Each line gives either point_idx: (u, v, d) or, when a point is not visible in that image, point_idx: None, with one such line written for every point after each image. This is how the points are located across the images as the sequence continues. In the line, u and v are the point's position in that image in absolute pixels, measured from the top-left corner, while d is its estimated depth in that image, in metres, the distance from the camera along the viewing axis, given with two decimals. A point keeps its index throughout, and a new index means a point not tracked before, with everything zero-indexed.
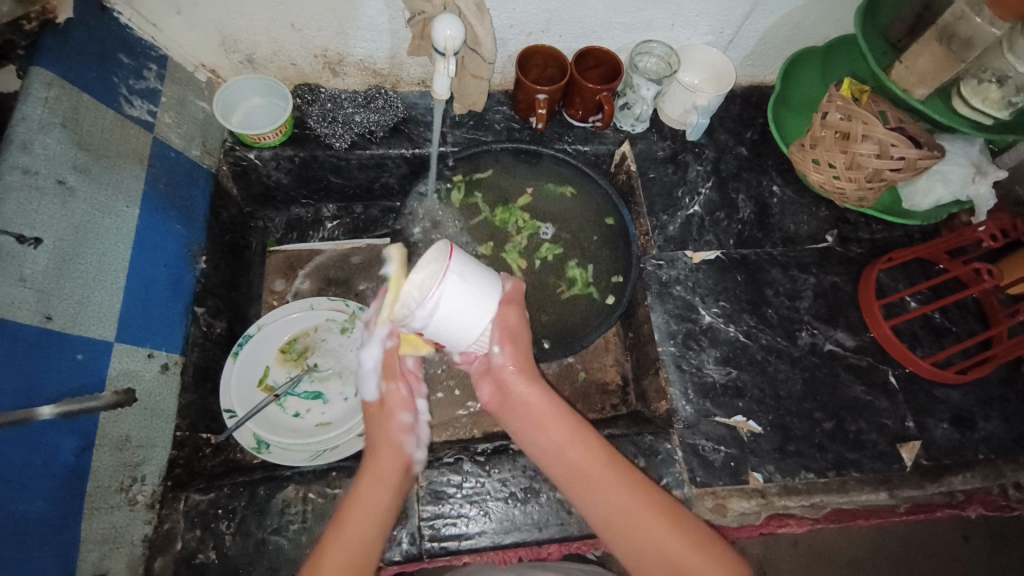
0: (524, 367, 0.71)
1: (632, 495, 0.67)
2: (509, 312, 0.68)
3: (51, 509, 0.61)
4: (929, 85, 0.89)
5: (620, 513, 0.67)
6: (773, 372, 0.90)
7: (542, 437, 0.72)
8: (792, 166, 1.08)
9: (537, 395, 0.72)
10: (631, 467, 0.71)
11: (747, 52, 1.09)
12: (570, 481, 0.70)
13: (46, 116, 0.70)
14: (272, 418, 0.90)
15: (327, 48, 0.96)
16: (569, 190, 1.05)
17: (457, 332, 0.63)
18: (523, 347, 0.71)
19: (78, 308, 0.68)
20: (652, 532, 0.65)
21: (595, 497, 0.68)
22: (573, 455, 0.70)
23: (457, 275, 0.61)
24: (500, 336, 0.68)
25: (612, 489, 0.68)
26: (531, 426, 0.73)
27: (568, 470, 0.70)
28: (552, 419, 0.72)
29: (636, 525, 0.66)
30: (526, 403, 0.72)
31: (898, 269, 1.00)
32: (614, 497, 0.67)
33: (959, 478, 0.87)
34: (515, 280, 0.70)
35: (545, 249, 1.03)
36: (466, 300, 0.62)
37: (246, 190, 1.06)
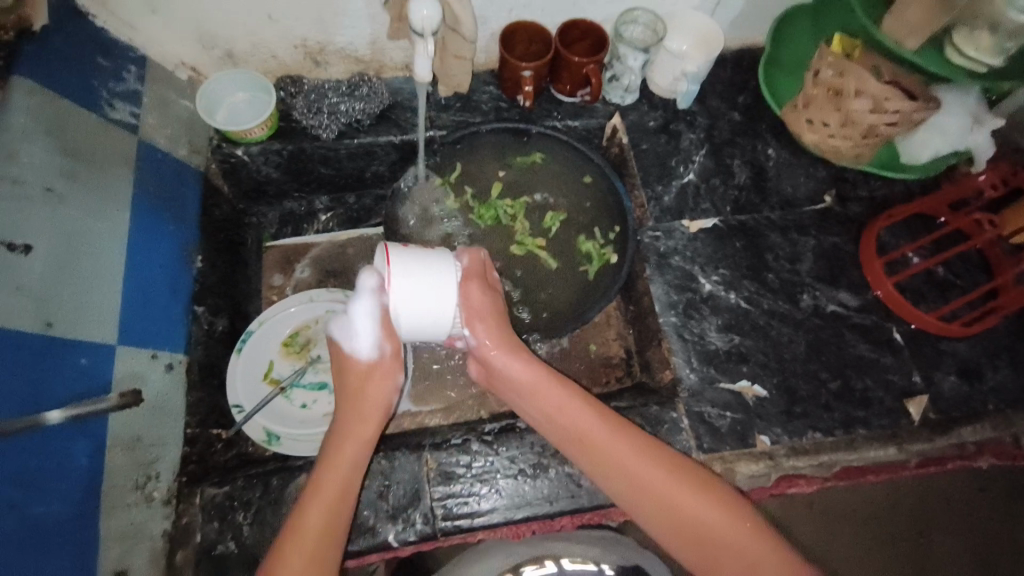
0: (503, 340, 0.73)
1: (637, 453, 0.69)
2: (472, 287, 0.71)
3: (68, 511, 0.62)
4: (921, 35, 0.86)
5: (628, 472, 0.68)
6: (775, 335, 0.90)
7: (533, 406, 0.74)
8: (786, 128, 1.06)
9: (522, 366, 0.73)
10: (633, 427, 0.71)
11: (735, 14, 1.07)
12: (569, 445, 0.71)
13: (28, 125, 0.70)
14: (280, 410, 0.91)
15: (308, 37, 0.95)
16: (562, 166, 1.04)
17: (427, 323, 0.69)
18: (495, 324, 0.73)
19: (78, 313, 0.69)
20: (661, 489, 0.67)
21: (598, 459, 0.69)
22: (570, 420, 0.71)
23: (401, 271, 0.67)
24: (467, 316, 0.71)
25: (615, 452, 0.69)
26: (520, 396, 0.74)
27: (565, 435, 0.71)
28: (540, 387, 0.73)
29: (644, 482, 0.67)
30: (511, 377, 0.74)
31: (900, 225, 0.99)
32: (618, 458, 0.68)
33: (968, 429, 0.87)
34: (470, 252, 0.73)
35: (546, 228, 1.03)
36: (415, 287, 0.67)
37: (238, 188, 1.06)
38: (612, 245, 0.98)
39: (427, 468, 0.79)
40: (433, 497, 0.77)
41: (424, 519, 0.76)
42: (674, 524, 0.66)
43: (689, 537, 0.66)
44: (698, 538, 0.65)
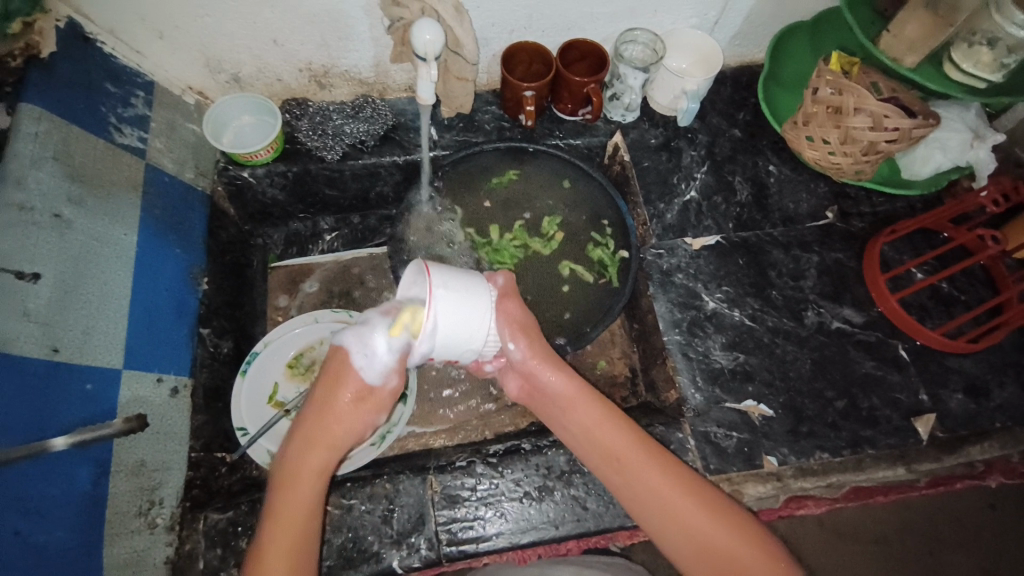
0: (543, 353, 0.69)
1: (667, 475, 0.67)
2: (511, 307, 0.67)
3: (71, 539, 0.62)
4: (919, 52, 0.88)
5: (658, 494, 0.66)
6: (780, 353, 0.89)
7: (573, 424, 0.71)
8: (787, 144, 1.07)
9: (565, 380, 0.70)
10: (664, 449, 0.70)
11: (734, 32, 1.08)
12: (602, 462, 0.69)
13: (37, 151, 0.70)
14: (284, 433, 0.91)
15: (312, 61, 0.96)
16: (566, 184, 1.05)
17: (466, 341, 0.63)
18: (536, 336, 0.69)
19: (84, 338, 0.69)
20: (685, 513, 0.65)
21: (630, 478, 0.68)
22: (606, 438, 0.69)
23: (441, 285, 0.61)
24: (511, 330, 0.66)
25: (644, 471, 0.67)
26: (561, 409, 0.71)
27: (600, 452, 0.69)
28: (584, 403, 0.70)
29: (672, 507, 0.66)
30: (555, 391, 0.71)
31: (903, 241, 0.99)
32: (649, 480, 0.67)
33: (976, 448, 0.86)
34: (505, 272, 0.69)
35: (549, 239, 1.03)
36: (462, 301, 0.62)
37: (243, 209, 1.07)
38: (619, 244, 0.99)
39: (432, 492, 0.78)
40: (438, 521, 0.77)
41: (428, 544, 0.75)
42: (696, 551, 0.64)
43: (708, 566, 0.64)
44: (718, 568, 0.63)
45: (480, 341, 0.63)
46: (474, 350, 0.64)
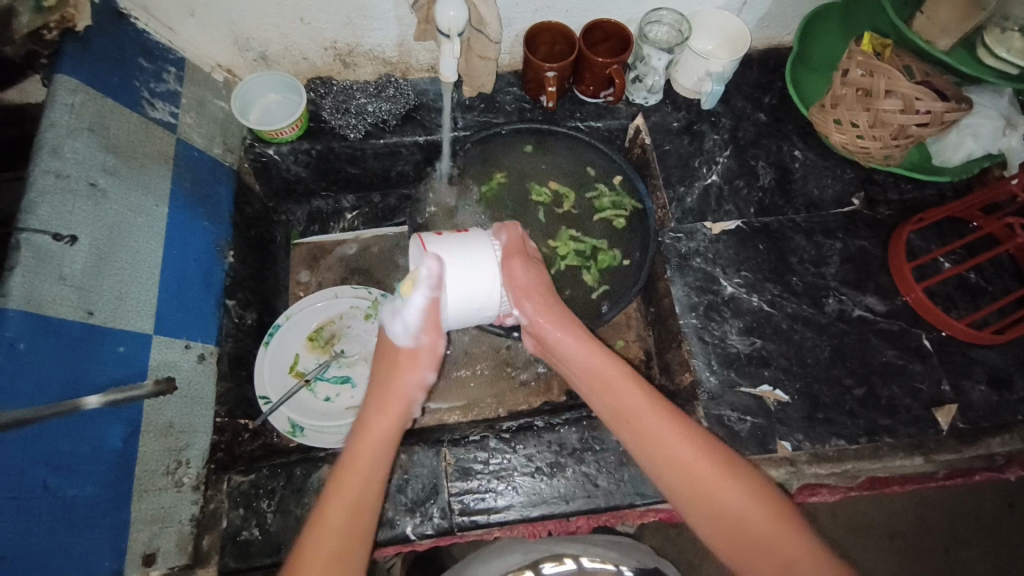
0: (553, 311, 0.74)
1: (683, 436, 0.68)
2: (515, 265, 0.71)
3: (101, 493, 0.65)
4: (953, 35, 0.85)
5: (673, 456, 0.67)
6: (799, 340, 0.89)
7: (590, 382, 0.74)
8: (813, 129, 1.05)
9: (575, 342, 0.73)
10: (680, 414, 0.70)
11: (762, 13, 1.06)
12: (619, 423, 0.71)
13: (74, 122, 0.73)
14: (305, 402, 0.94)
15: (337, 40, 0.98)
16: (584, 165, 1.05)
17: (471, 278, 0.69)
18: (542, 297, 0.73)
19: (116, 302, 0.72)
20: (701, 474, 0.66)
21: (647, 443, 0.69)
22: (621, 402, 0.71)
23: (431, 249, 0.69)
24: (514, 294, 0.71)
25: (662, 435, 0.68)
26: (575, 368, 0.75)
27: (617, 414, 0.71)
28: (598, 364, 0.73)
29: (689, 468, 0.66)
30: (568, 350, 0.74)
31: (931, 229, 0.97)
32: (665, 441, 0.68)
33: (997, 440, 0.84)
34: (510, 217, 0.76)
35: (560, 198, 1.05)
36: (468, 262, 0.68)
37: (268, 185, 1.09)
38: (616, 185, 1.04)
39: (445, 464, 0.80)
40: (451, 492, 0.79)
41: (441, 513, 0.77)
42: (713, 512, 0.65)
43: (725, 528, 0.64)
44: (736, 531, 0.63)
45: (493, 303, 0.70)
46: (486, 312, 0.71)
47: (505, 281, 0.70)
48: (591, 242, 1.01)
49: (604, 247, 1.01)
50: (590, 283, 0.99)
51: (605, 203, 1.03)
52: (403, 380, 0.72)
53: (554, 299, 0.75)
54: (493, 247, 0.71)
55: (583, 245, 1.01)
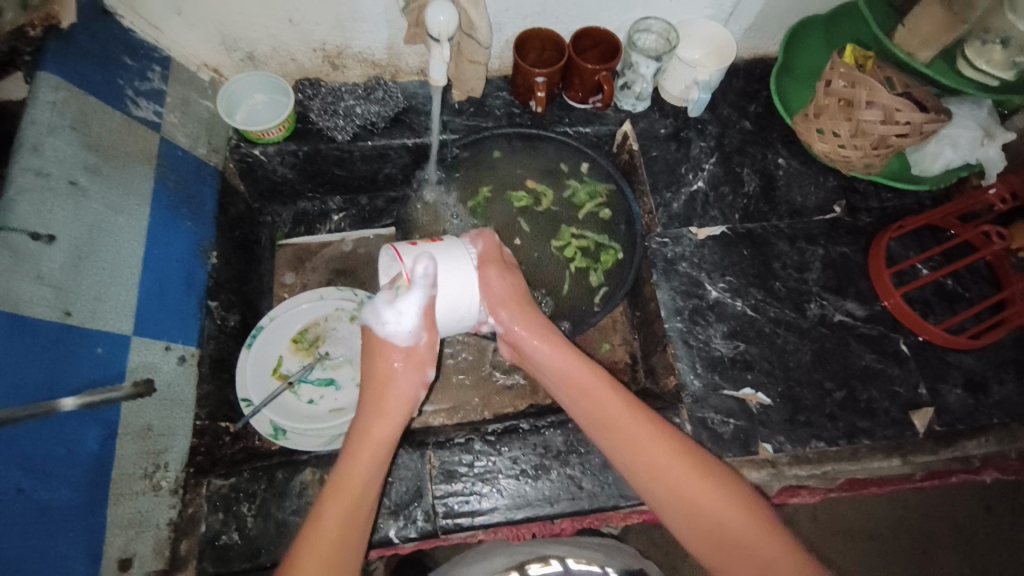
0: (528, 317, 0.74)
1: (662, 442, 0.68)
2: (490, 275, 0.72)
3: (76, 497, 0.64)
4: (933, 47, 0.87)
5: (652, 463, 0.67)
6: (781, 344, 0.90)
7: (565, 387, 0.74)
8: (796, 138, 1.06)
9: (551, 349, 0.73)
10: (654, 416, 0.71)
11: (748, 23, 1.08)
12: (599, 430, 0.71)
13: (55, 120, 0.72)
14: (287, 405, 0.92)
15: (325, 42, 0.98)
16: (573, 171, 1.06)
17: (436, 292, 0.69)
18: (518, 305, 0.74)
19: (95, 303, 0.71)
20: (681, 479, 0.66)
21: (622, 445, 0.69)
22: (600, 408, 0.71)
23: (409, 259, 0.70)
24: (490, 304, 0.72)
25: (637, 436, 0.69)
26: (552, 376, 0.75)
27: (595, 421, 0.71)
28: (575, 372, 0.73)
29: (669, 474, 0.66)
30: (543, 357, 0.74)
31: (909, 235, 0.99)
32: (645, 448, 0.68)
33: (972, 442, 0.86)
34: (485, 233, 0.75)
35: (539, 196, 1.07)
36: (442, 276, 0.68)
37: (254, 186, 1.08)
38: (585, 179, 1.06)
39: (430, 466, 0.80)
40: (435, 494, 0.78)
41: (425, 516, 0.77)
42: (692, 517, 0.65)
43: (704, 532, 0.64)
44: (713, 534, 0.64)
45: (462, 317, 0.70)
46: (469, 320, 0.72)
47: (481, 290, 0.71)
48: (589, 238, 1.02)
49: (606, 242, 1.01)
50: (593, 284, 0.99)
51: (581, 195, 1.05)
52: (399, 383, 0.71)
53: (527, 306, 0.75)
54: (470, 253, 0.71)
55: (585, 241, 1.03)
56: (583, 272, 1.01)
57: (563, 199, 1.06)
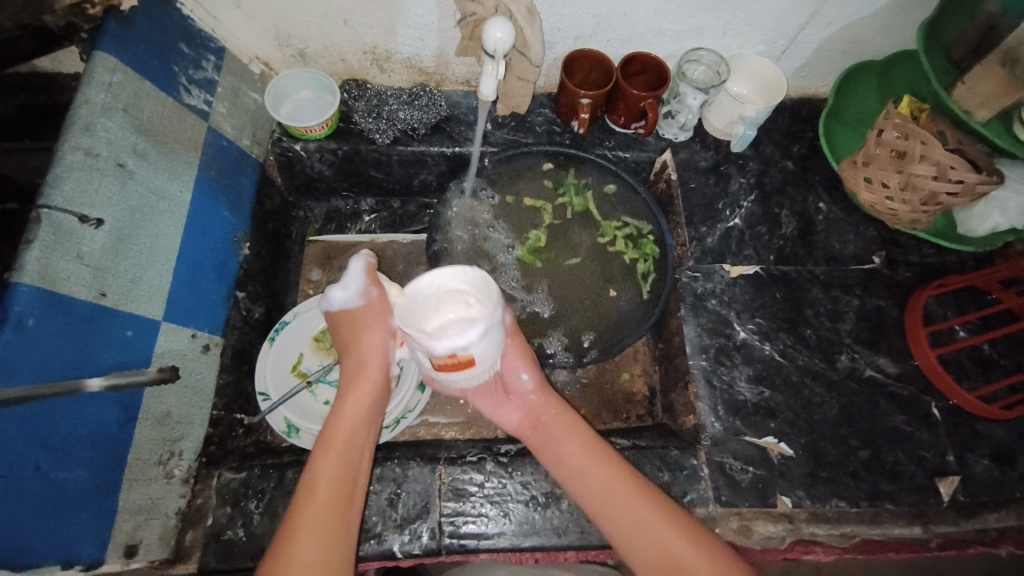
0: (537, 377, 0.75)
1: (637, 494, 0.68)
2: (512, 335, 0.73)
3: (91, 478, 0.64)
4: (992, 108, 0.85)
5: (639, 528, 0.66)
6: (808, 395, 0.88)
7: (565, 452, 0.72)
8: (839, 183, 1.05)
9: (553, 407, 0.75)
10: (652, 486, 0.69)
11: (801, 63, 1.06)
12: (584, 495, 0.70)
13: (108, 101, 0.73)
14: (304, 404, 0.91)
15: (376, 45, 0.98)
16: (611, 187, 1.05)
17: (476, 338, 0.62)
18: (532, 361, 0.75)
19: (130, 286, 0.71)
20: (653, 529, 0.65)
21: (616, 512, 0.67)
22: (585, 472, 0.70)
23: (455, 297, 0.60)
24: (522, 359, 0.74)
25: (632, 506, 0.67)
26: (550, 436, 0.74)
27: (582, 486, 0.70)
28: (575, 436, 0.73)
29: (643, 526, 0.65)
30: (549, 416, 0.75)
31: (949, 296, 0.96)
32: (625, 510, 0.67)
33: (995, 516, 0.83)
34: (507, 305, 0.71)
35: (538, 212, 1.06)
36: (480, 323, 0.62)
37: (291, 180, 1.09)
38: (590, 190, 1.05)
39: (440, 482, 0.79)
40: (443, 512, 0.77)
41: (430, 533, 0.76)
42: None
43: None
44: None
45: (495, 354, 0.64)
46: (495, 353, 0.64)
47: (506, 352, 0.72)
48: (626, 224, 1.04)
49: (645, 228, 1.02)
50: (641, 273, 1.00)
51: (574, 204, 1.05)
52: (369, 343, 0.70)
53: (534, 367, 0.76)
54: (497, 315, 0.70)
55: (627, 229, 1.03)
56: (632, 262, 1.02)
57: (595, 222, 1.05)
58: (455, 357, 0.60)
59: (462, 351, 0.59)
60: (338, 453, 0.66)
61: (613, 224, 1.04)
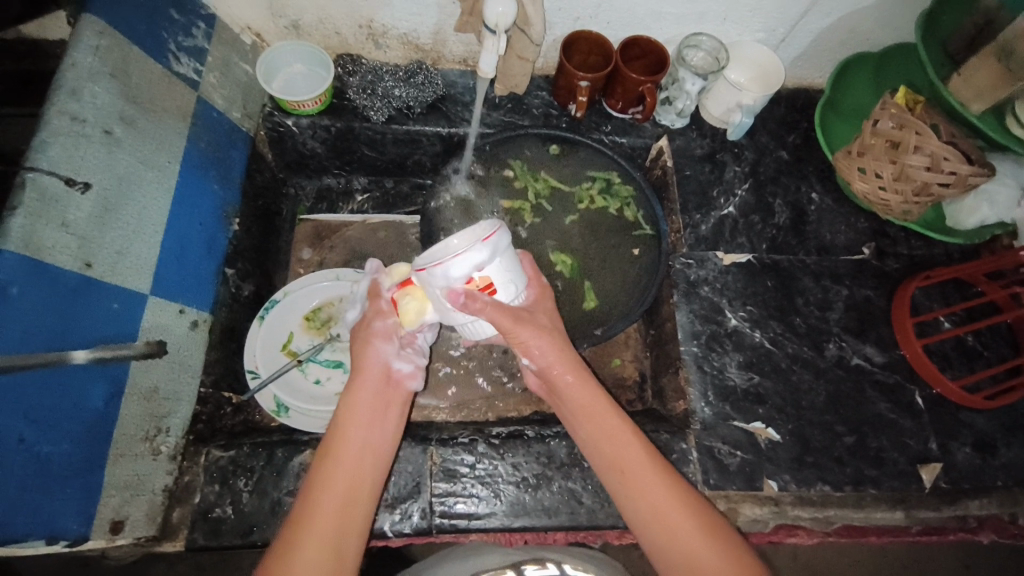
0: (558, 346, 0.69)
1: (655, 476, 0.64)
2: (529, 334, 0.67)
3: (76, 452, 0.63)
4: (985, 101, 0.86)
5: (658, 515, 0.62)
6: (796, 381, 0.89)
7: (590, 426, 0.68)
8: (832, 174, 1.06)
9: (576, 383, 0.69)
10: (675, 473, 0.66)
11: (799, 52, 1.06)
12: (606, 467, 0.67)
13: (95, 65, 0.70)
14: (293, 382, 0.90)
15: (372, 19, 0.96)
16: (552, 147, 1.05)
17: (498, 274, 0.64)
18: (564, 346, 0.70)
19: (116, 257, 0.69)
20: (669, 512, 0.62)
21: (632, 494, 0.64)
22: (613, 445, 0.66)
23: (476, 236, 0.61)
24: (544, 361, 0.69)
25: (650, 489, 0.64)
26: (573, 414, 0.70)
27: (607, 457, 0.66)
28: (597, 410, 0.68)
29: (662, 506, 0.63)
30: (571, 396, 0.69)
31: (935, 288, 0.98)
32: (647, 492, 0.64)
33: (975, 502, 0.85)
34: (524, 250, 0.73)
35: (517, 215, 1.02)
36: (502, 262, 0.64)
37: (281, 156, 1.07)
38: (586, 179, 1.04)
39: (431, 463, 0.79)
40: (434, 492, 0.77)
41: (421, 513, 0.76)
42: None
43: None
44: None
45: (514, 292, 0.67)
46: (514, 290, 0.67)
47: (534, 349, 0.68)
48: (592, 180, 1.04)
49: (612, 176, 1.03)
50: (631, 219, 1.01)
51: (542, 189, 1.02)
52: (374, 353, 0.68)
53: (553, 333, 0.70)
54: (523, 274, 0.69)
55: (594, 183, 1.04)
56: (620, 212, 1.02)
57: (570, 193, 1.03)
58: (472, 283, 0.62)
59: (477, 275, 0.62)
60: (346, 467, 0.62)
61: (588, 187, 1.03)
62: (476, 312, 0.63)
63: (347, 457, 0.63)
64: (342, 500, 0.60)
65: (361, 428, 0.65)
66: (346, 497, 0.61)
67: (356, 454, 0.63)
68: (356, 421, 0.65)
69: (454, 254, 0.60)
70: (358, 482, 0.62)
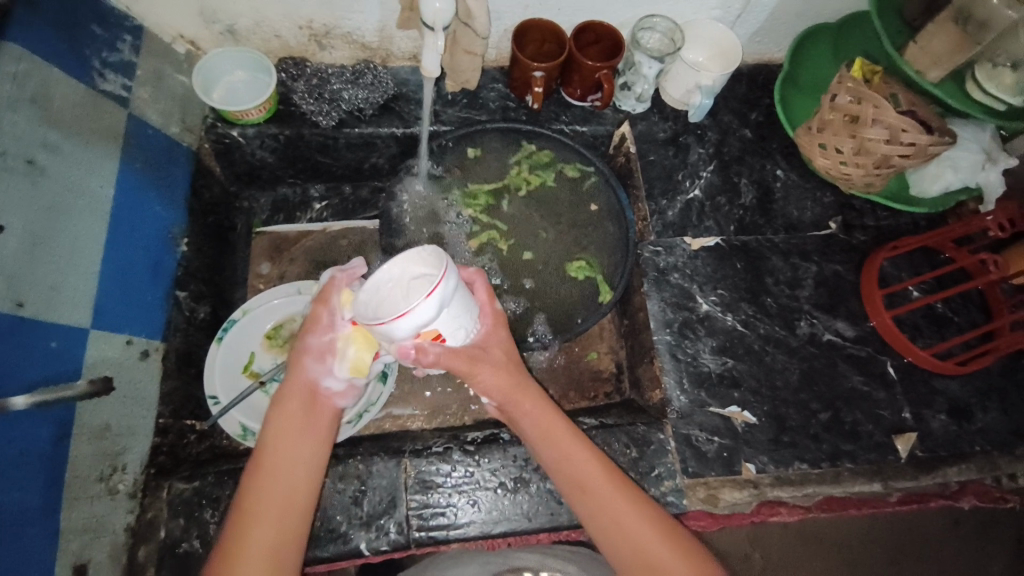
0: (514, 378, 0.68)
1: (614, 489, 0.66)
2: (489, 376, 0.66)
3: (24, 502, 0.60)
4: (943, 67, 0.85)
5: (615, 526, 0.64)
6: (770, 362, 0.88)
7: (551, 449, 0.68)
8: (796, 150, 1.04)
9: (536, 410, 0.68)
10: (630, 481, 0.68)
11: (757, 27, 1.04)
12: (575, 493, 0.66)
13: (12, 91, 0.66)
14: (257, 404, 0.88)
15: (313, 19, 0.91)
16: (474, 150, 1.01)
17: (448, 318, 0.59)
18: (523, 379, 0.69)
19: (50, 294, 0.66)
20: (628, 523, 0.64)
21: (597, 508, 0.65)
22: (570, 462, 0.67)
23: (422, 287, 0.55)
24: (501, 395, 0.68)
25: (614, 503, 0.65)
26: (535, 441, 0.69)
27: (569, 479, 0.67)
28: (560, 430, 0.68)
29: (616, 519, 0.64)
30: (529, 425, 0.68)
31: (904, 258, 0.98)
32: (611, 507, 0.65)
33: (953, 469, 0.86)
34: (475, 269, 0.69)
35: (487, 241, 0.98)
36: (451, 307, 0.59)
37: (230, 168, 1.03)
38: (522, 163, 1.01)
39: (405, 476, 0.77)
40: (410, 506, 0.75)
41: (398, 528, 0.74)
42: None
43: None
44: None
45: (466, 330, 0.63)
46: (465, 327, 0.63)
47: (488, 386, 0.67)
48: (518, 164, 1.02)
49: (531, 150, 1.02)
50: (585, 183, 1.01)
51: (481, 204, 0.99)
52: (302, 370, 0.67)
53: (509, 368, 0.68)
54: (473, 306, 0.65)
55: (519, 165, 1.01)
56: (583, 200, 1.00)
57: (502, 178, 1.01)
58: (421, 337, 0.58)
59: (425, 329, 0.57)
60: (274, 489, 0.62)
61: (529, 176, 1.01)
62: (428, 364, 0.60)
63: (276, 479, 0.63)
64: (272, 528, 0.60)
65: (290, 451, 0.64)
66: (275, 519, 0.61)
67: (286, 477, 0.63)
68: (284, 442, 0.65)
69: (399, 315, 0.54)
70: (287, 508, 0.62)
